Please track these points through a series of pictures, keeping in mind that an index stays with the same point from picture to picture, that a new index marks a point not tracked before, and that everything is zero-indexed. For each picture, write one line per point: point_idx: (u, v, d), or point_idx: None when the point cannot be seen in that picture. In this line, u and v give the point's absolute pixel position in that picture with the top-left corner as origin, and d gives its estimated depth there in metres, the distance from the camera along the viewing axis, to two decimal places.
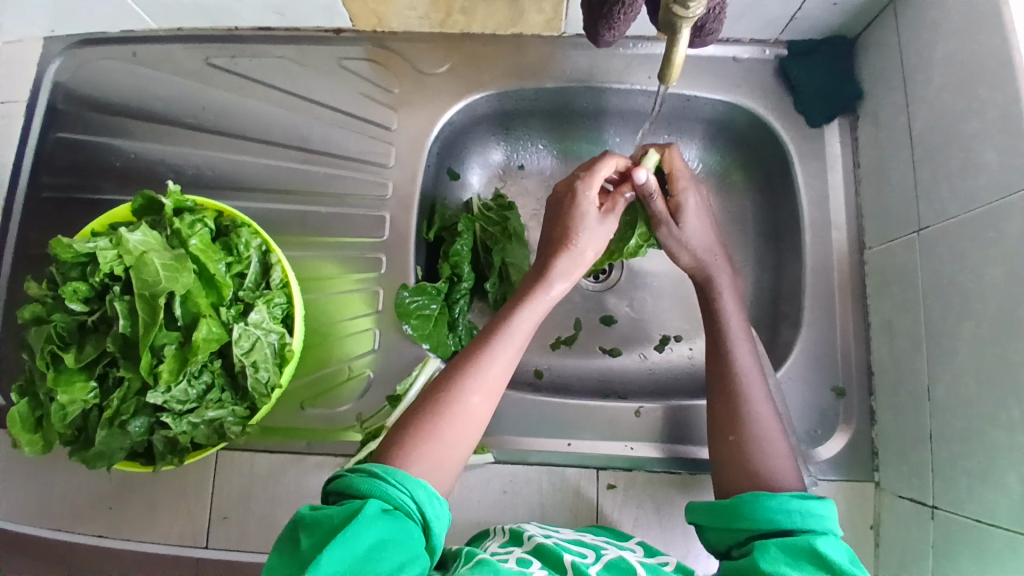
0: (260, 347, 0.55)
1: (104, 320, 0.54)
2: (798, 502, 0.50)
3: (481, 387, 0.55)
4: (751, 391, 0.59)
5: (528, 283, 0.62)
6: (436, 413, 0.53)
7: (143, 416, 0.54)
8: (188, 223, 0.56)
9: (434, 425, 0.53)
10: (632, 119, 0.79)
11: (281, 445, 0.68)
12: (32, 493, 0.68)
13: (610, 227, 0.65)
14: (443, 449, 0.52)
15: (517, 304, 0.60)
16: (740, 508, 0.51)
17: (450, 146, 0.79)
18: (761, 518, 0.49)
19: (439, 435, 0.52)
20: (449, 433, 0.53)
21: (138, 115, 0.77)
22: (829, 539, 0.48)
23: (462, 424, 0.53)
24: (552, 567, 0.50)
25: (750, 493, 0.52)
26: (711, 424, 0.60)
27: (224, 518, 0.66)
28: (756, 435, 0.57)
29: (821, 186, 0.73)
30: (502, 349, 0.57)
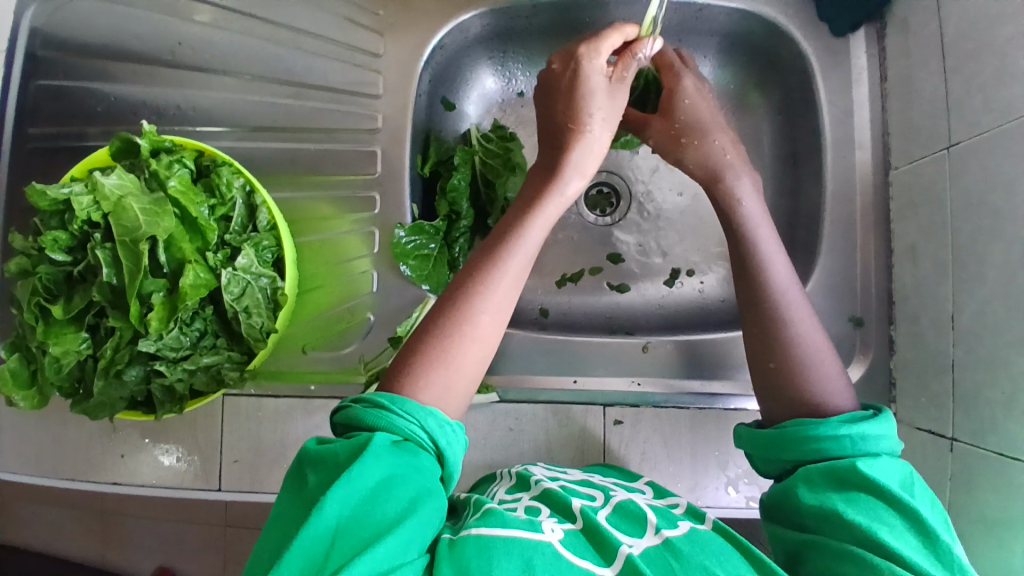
0: (252, 291, 0.53)
1: (88, 270, 0.52)
2: (848, 427, 0.47)
3: (490, 306, 0.51)
4: (795, 310, 0.55)
5: (538, 180, 0.58)
6: (445, 332, 0.50)
7: (138, 365, 0.52)
8: (166, 164, 0.53)
9: (442, 346, 0.49)
10: None
11: (285, 389, 0.67)
12: (49, 442, 0.69)
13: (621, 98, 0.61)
14: (454, 371, 0.49)
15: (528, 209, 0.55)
16: (784, 437, 0.49)
17: (442, 73, 0.74)
18: (807, 447, 0.47)
19: (449, 358, 0.49)
20: (456, 354, 0.49)
21: (114, 56, 0.73)
22: (880, 461, 0.46)
23: (472, 341, 0.50)
24: (561, 513, 0.50)
25: (793, 420, 0.50)
26: (750, 349, 0.55)
27: (235, 461, 0.66)
28: (803, 360, 0.53)
29: (843, 102, 0.68)
30: (515, 255, 0.53)
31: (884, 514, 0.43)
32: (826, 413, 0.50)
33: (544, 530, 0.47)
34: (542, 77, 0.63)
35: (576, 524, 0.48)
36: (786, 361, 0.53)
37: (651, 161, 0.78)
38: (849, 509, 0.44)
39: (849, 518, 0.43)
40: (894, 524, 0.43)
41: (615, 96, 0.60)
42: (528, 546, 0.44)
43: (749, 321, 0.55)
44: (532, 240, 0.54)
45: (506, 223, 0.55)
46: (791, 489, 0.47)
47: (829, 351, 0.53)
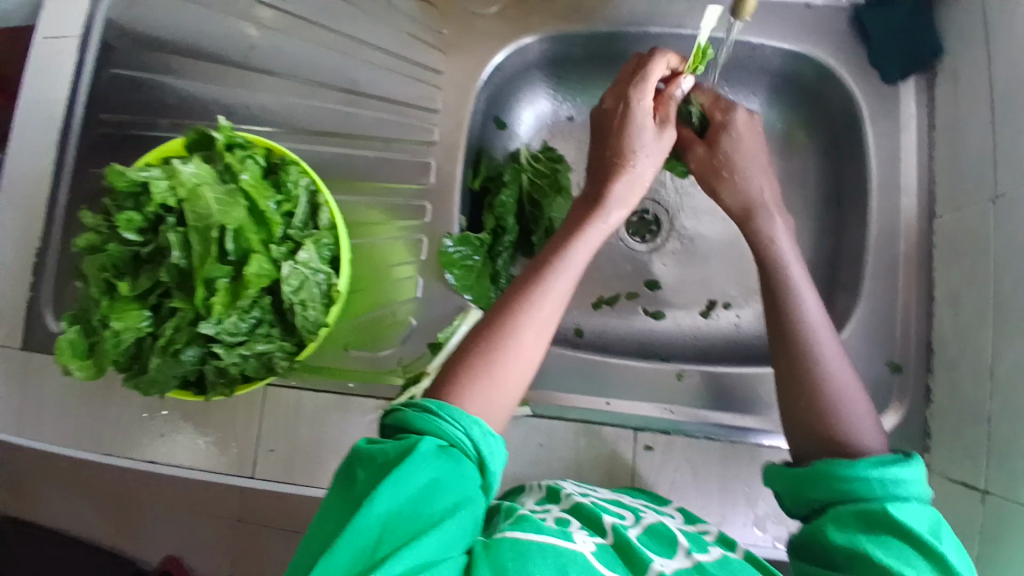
0: (309, 286, 0.56)
1: (158, 251, 0.55)
2: (878, 470, 0.47)
3: (535, 323, 0.52)
4: (822, 345, 0.55)
5: (583, 207, 0.59)
6: (491, 345, 0.51)
7: (195, 346, 0.54)
8: (239, 158, 0.56)
9: (486, 361, 0.50)
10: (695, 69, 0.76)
11: (325, 383, 0.69)
12: (96, 416, 0.72)
13: (665, 142, 0.62)
14: (499, 388, 0.50)
15: (570, 236, 0.57)
16: (813, 476, 0.49)
17: (498, 93, 0.77)
18: (837, 487, 0.48)
19: (494, 372, 0.50)
20: (500, 369, 0.50)
21: (190, 54, 0.77)
22: (909, 505, 0.46)
23: (517, 360, 0.51)
24: (591, 526, 0.50)
25: (824, 459, 0.50)
26: (779, 384, 0.56)
27: (270, 450, 0.68)
28: (831, 398, 0.53)
29: (891, 147, 0.69)
30: (558, 278, 0.54)
31: (911, 557, 0.43)
32: (856, 453, 0.50)
33: (576, 540, 0.47)
34: (597, 113, 0.65)
35: (607, 539, 0.48)
36: (813, 398, 0.53)
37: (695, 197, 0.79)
38: (877, 551, 0.44)
39: (876, 560, 0.43)
40: (921, 569, 0.43)
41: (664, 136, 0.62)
42: (561, 553, 0.44)
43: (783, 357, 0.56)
44: (575, 270, 0.55)
45: (557, 242, 0.57)
46: (819, 528, 0.47)
47: (857, 392, 0.53)
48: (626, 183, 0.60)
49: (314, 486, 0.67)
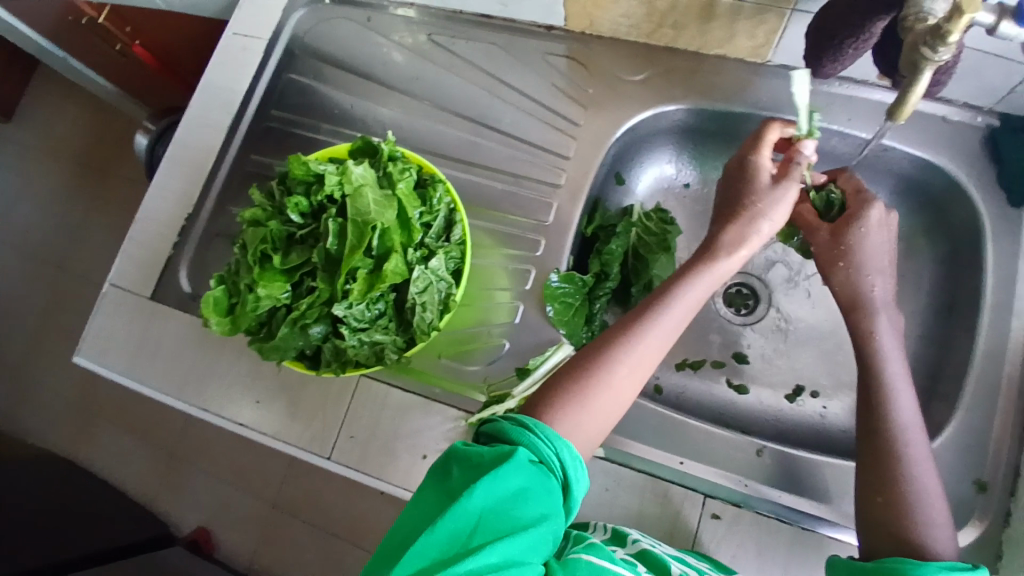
0: (432, 290, 0.61)
1: (312, 235, 0.62)
2: (947, 573, 0.47)
3: (631, 362, 0.56)
4: (912, 439, 0.56)
5: (697, 256, 0.62)
6: (588, 374, 0.55)
7: (323, 323, 0.60)
8: (399, 169, 0.62)
9: (582, 388, 0.54)
10: (830, 159, 0.80)
11: (412, 385, 0.73)
12: (204, 371, 0.79)
13: (789, 194, 0.63)
14: (587, 412, 0.54)
15: (682, 281, 0.59)
16: (880, 571, 0.49)
17: (626, 150, 0.82)
18: None
19: (586, 399, 0.54)
20: (593, 398, 0.54)
21: (357, 71, 0.87)
22: None
23: (608, 390, 0.55)
24: (657, 574, 0.53)
25: (892, 557, 0.50)
26: (858, 480, 0.57)
27: (350, 436, 0.72)
28: (914, 502, 0.53)
29: (1012, 268, 0.69)
30: (662, 323, 0.57)
31: None
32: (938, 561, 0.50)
33: None
34: (728, 167, 0.67)
35: None
36: (895, 497, 0.54)
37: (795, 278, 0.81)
38: None
39: None
40: None
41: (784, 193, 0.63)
42: None
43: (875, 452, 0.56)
44: (677, 318, 0.58)
45: (665, 286, 0.60)
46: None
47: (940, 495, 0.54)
48: (745, 233, 0.61)
49: (382, 479, 0.70)
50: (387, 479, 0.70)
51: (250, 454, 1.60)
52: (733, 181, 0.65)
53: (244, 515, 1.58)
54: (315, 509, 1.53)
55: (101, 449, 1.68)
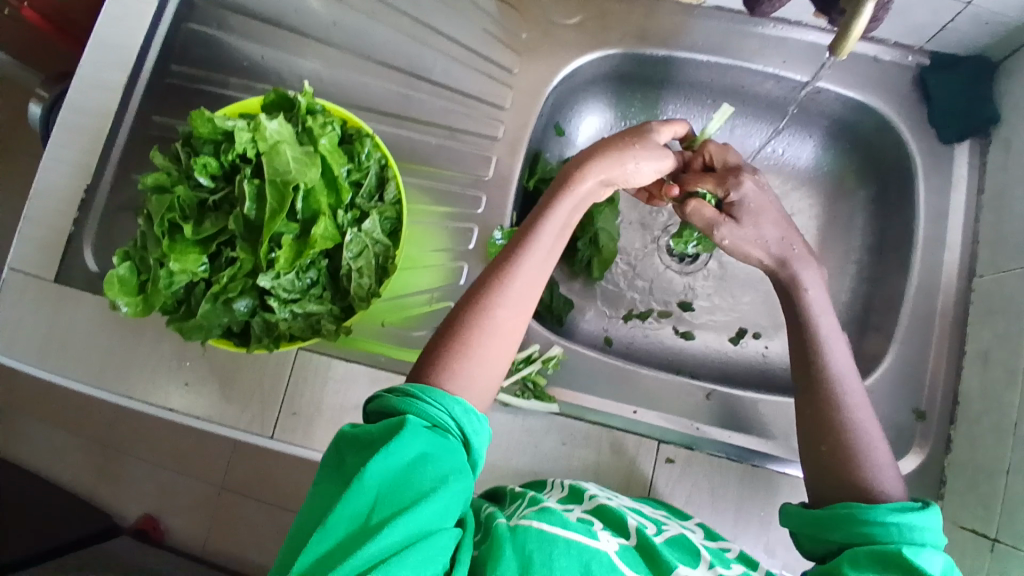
0: (367, 254, 0.57)
1: (227, 200, 0.56)
2: (895, 515, 0.48)
3: (510, 302, 0.53)
4: (845, 386, 0.57)
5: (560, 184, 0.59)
6: (468, 326, 0.52)
7: (247, 297, 0.55)
8: (320, 123, 0.57)
9: (464, 341, 0.52)
10: (768, 106, 0.79)
11: (357, 355, 0.70)
12: (126, 357, 0.72)
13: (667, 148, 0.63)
14: (476, 364, 0.51)
15: (545, 213, 0.57)
16: (832, 517, 0.51)
17: (564, 98, 0.79)
18: (854, 529, 0.49)
19: (470, 350, 0.51)
20: (479, 348, 0.52)
21: (268, 20, 0.79)
22: (924, 552, 0.47)
23: (496, 338, 0.53)
24: (614, 527, 0.51)
25: (843, 502, 0.52)
26: (804, 436, 0.58)
27: (293, 413, 0.68)
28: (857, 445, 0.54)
29: (941, 203, 0.71)
30: (531, 256, 0.55)
31: None
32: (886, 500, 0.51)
33: (600, 538, 0.48)
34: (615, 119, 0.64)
35: (630, 539, 0.49)
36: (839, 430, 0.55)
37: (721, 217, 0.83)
38: None
39: None
40: None
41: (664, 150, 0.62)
42: (586, 549, 0.46)
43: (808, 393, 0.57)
44: (543, 247, 0.56)
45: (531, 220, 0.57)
46: (836, 567, 0.47)
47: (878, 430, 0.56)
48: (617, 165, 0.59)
49: None
50: None
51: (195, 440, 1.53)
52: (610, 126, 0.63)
53: (195, 502, 1.52)
54: (271, 489, 1.49)
55: (27, 449, 1.57)
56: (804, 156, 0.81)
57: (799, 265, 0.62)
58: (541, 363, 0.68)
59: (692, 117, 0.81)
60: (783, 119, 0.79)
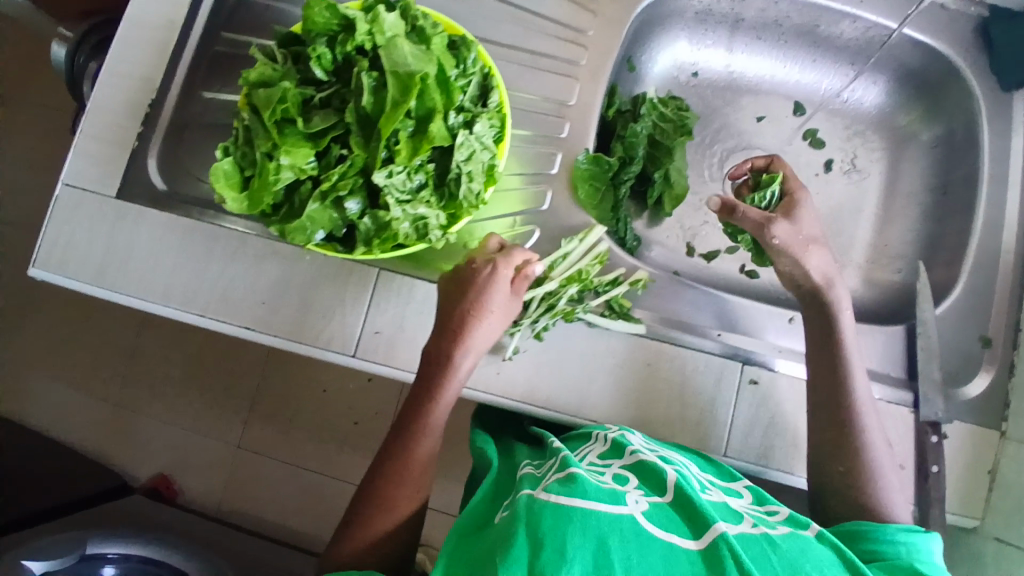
0: (476, 159, 0.56)
1: (337, 96, 0.55)
2: (903, 534, 0.54)
3: (422, 449, 0.62)
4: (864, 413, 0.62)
5: (433, 366, 0.62)
6: (376, 511, 0.60)
7: (358, 197, 0.55)
8: (431, 24, 0.56)
9: (380, 512, 0.60)
10: (837, 51, 0.81)
11: (442, 276, 0.69)
12: (196, 276, 0.70)
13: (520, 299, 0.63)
14: (398, 507, 0.60)
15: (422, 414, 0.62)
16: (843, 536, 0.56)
17: (642, 32, 0.80)
18: (864, 546, 0.54)
19: (387, 510, 0.60)
20: (398, 503, 0.60)
21: None
22: (930, 568, 0.52)
23: (409, 499, 0.61)
24: (649, 486, 0.53)
25: (852, 522, 0.57)
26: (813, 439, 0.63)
27: (376, 332, 0.68)
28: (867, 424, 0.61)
29: (1005, 145, 0.74)
30: (431, 426, 0.62)
31: None
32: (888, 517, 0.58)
33: (628, 502, 0.49)
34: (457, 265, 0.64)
35: (665, 497, 0.51)
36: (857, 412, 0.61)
37: (795, 152, 0.84)
38: None
39: None
40: None
41: (512, 307, 0.63)
42: (609, 519, 0.46)
43: (832, 371, 0.62)
44: (440, 409, 0.62)
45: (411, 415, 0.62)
46: None
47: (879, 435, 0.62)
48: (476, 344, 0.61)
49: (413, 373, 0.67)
50: None
51: (210, 398, 1.50)
52: (459, 287, 0.62)
53: (210, 461, 1.48)
54: (290, 447, 1.47)
55: (31, 405, 1.51)
56: (869, 101, 0.84)
57: (836, 291, 0.65)
58: (630, 285, 0.68)
59: (763, 56, 0.84)
60: (853, 65, 0.82)
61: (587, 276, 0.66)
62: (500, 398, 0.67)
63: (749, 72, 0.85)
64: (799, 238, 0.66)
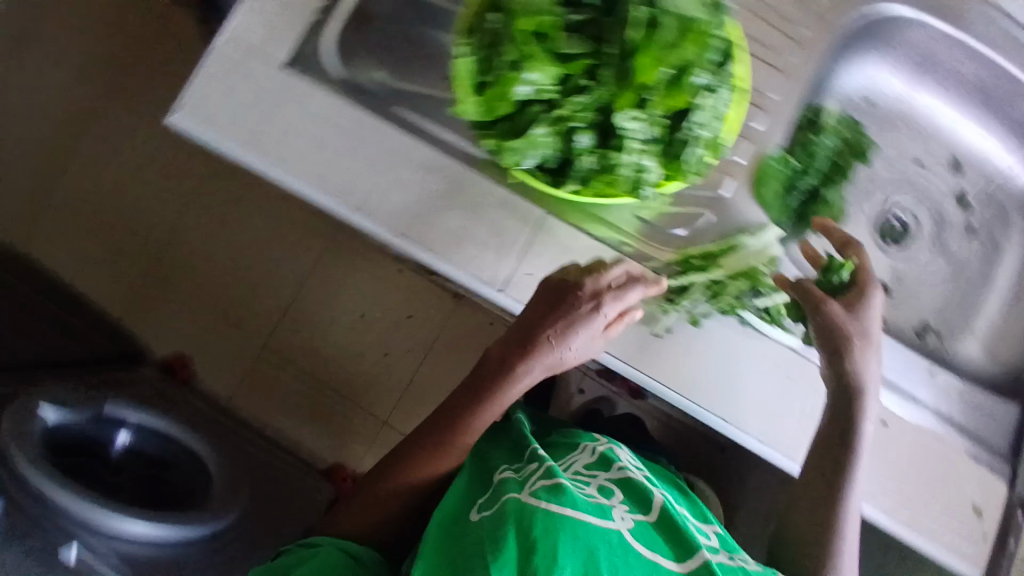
0: (710, 126, 0.55)
1: (593, 25, 0.53)
2: None
3: (456, 444, 0.67)
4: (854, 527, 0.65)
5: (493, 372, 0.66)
6: (389, 480, 0.67)
7: (589, 134, 0.53)
8: None
9: (392, 480, 0.67)
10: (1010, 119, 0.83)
11: (605, 235, 0.67)
12: (353, 165, 0.67)
13: (602, 342, 0.63)
14: (407, 485, 0.67)
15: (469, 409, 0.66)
16: None
17: (848, 44, 0.79)
18: None
19: (399, 480, 0.67)
20: (414, 473, 0.67)
21: None
22: None
23: (422, 475, 0.67)
24: (633, 503, 0.64)
25: None
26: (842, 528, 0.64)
27: (528, 274, 0.66)
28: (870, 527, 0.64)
29: None
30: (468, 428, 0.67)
31: None
32: None
33: (615, 517, 0.60)
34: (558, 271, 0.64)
35: (647, 516, 0.62)
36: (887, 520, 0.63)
37: (942, 208, 0.86)
38: None
39: None
40: None
41: (596, 341, 0.63)
42: (603, 533, 0.56)
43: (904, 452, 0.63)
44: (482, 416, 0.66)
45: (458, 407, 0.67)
46: None
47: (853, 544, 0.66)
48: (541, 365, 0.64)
49: None
50: None
51: (245, 292, 1.45)
52: (544, 305, 0.62)
53: (231, 357, 1.44)
54: (317, 362, 1.44)
55: (49, 250, 1.42)
56: None
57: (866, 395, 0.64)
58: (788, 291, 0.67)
59: (939, 104, 0.85)
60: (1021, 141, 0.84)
61: (757, 273, 0.67)
62: (637, 371, 0.65)
63: (927, 110, 0.86)
64: (851, 330, 0.64)
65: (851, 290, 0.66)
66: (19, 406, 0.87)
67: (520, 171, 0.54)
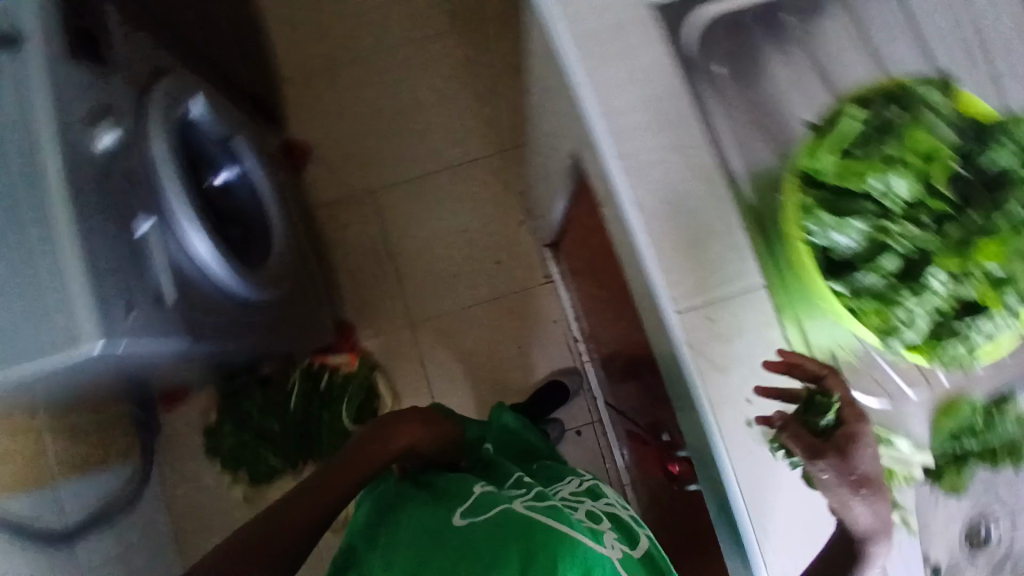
0: (991, 339, 0.53)
1: (974, 186, 0.53)
2: None
3: (317, 504, 0.74)
4: None
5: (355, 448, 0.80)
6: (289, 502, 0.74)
7: (894, 261, 0.53)
8: None
9: (302, 493, 0.76)
10: None
11: (794, 342, 0.64)
12: (638, 121, 0.66)
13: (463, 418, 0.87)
14: (309, 499, 0.75)
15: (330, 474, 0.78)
16: None
17: None
18: None
19: (287, 509, 0.73)
20: (297, 507, 0.74)
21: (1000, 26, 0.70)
22: None
23: (323, 502, 0.75)
24: (621, 537, 0.72)
25: None
26: None
27: (709, 316, 0.64)
28: None
29: None
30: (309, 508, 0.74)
31: None
32: None
33: (607, 545, 0.68)
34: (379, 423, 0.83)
35: (635, 551, 0.71)
36: None
37: None
38: None
39: None
40: None
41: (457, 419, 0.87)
42: (595, 560, 0.65)
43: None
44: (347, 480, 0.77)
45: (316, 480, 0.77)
46: None
47: None
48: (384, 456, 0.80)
49: (702, 375, 0.63)
50: (707, 383, 0.63)
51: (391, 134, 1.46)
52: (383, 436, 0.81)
53: (337, 176, 1.43)
54: (397, 236, 1.44)
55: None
56: None
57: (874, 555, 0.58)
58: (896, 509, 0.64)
59: None
60: None
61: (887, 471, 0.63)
62: (732, 469, 0.62)
63: None
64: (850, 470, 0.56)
65: (841, 430, 0.57)
66: (170, 90, 0.93)
67: (806, 246, 0.56)
